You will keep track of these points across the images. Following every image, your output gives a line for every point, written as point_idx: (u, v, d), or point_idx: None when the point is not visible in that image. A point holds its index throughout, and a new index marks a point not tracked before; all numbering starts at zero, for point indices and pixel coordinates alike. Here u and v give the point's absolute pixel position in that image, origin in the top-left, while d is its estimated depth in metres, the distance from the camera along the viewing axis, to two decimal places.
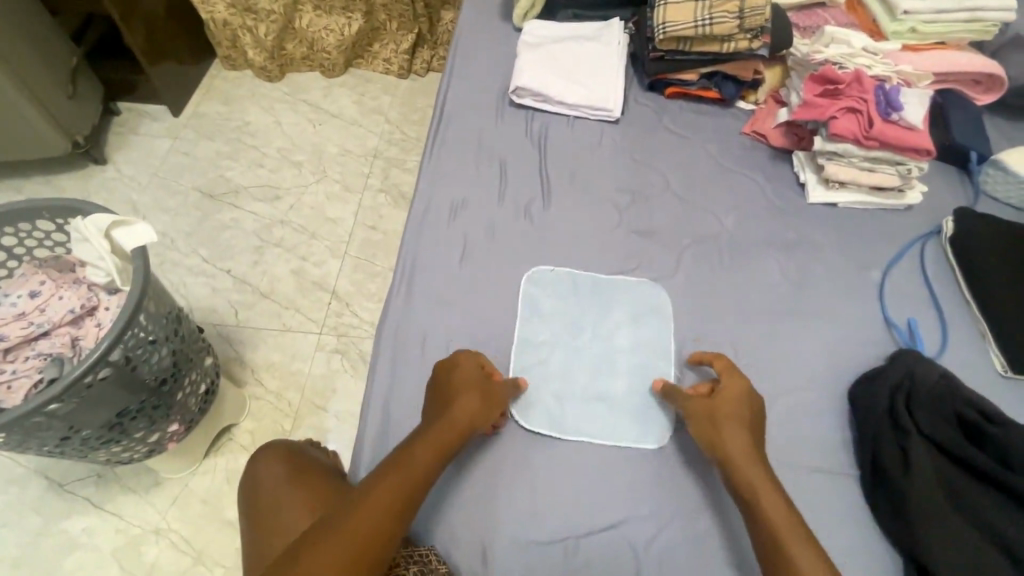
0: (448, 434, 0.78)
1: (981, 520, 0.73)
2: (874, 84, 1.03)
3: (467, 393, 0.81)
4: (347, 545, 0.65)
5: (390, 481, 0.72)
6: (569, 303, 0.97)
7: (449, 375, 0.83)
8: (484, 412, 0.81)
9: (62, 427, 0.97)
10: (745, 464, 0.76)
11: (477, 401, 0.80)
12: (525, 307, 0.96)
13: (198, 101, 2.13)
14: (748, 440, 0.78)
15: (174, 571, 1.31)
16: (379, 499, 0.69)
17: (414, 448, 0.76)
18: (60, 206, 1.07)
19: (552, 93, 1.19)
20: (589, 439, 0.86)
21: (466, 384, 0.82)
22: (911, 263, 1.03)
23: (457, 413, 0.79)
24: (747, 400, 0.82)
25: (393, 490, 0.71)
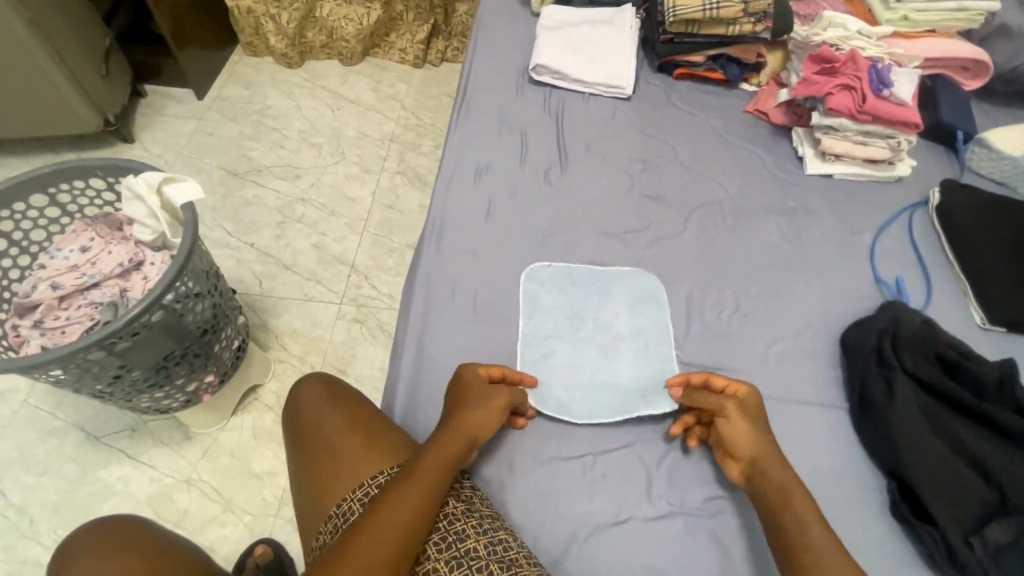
0: (460, 441, 0.78)
1: (959, 443, 0.81)
2: (868, 63, 1.12)
3: (472, 404, 0.82)
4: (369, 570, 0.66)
5: (403, 489, 0.72)
6: (571, 294, 1.02)
7: (453, 392, 0.84)
8: (494, 420, 0.83)
9: (115, 366, 1.06)
10: (772, 465, 0.76)
11: (482, 413, 0.81)
12: (527, 304, 1.00)
13: (222, 84, 2.22)
14: (770, 446, 0.78)
15: (205, 517, 1.39)
16: (392, 511, 0.70)
17: (424, 456, 0.76)
18: (113, 165, 1.15)
19: (569, 71, 1.28)
20: (594, 404, 0.91)
21: (469, 396, 0.82)
22: (900, 229, 1.12)
23: (464, 425, 0.80)
24: (760, 408, 0.83)
25: (407, 498, 0.71)
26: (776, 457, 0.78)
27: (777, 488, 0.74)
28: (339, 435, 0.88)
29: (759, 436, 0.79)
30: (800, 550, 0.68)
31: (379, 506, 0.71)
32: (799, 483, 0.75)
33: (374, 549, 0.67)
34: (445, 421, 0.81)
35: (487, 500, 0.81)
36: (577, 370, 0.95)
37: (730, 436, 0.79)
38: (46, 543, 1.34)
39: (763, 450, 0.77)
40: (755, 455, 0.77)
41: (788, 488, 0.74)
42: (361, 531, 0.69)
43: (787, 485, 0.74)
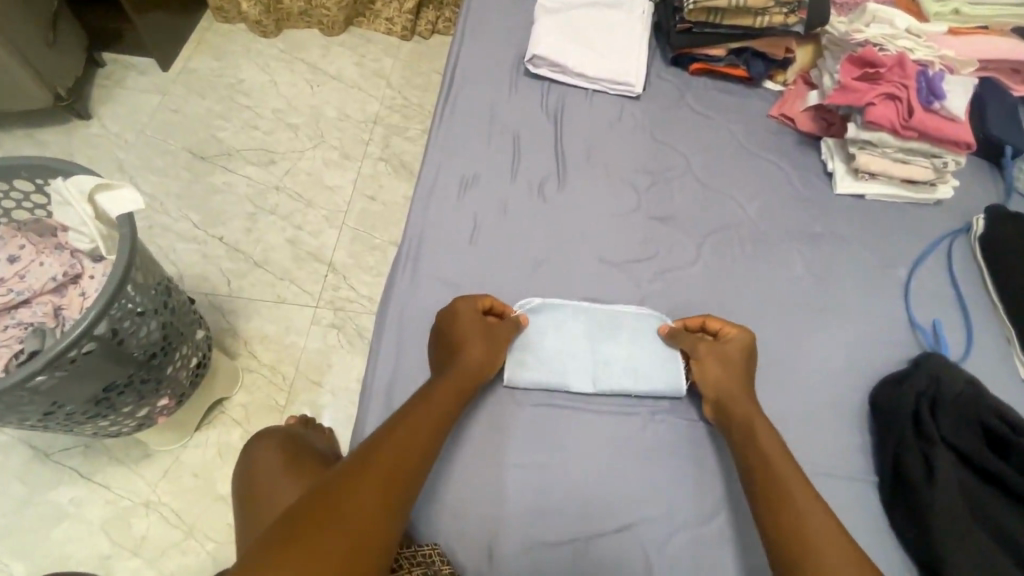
0: (457, 384, 0.78)
1: (1002, 533, 0.71)
2: (917, 69, 0.96)
3: (468, 342, 0.82)
4: (370, 491, 0.66)
5: (405, 425, 0.73)
6: (572, 342, 0.88)
7: (449, 327, 0.84)
8: (491, 357, 0.83)
9: (45, 402, 0.93)
10: (736, 399, 0.79)
11: (482, 351, 0.82)
12: (522, 355, 0.86)
13: (189, 54, 2.00)
14: (742, 384, 0.81)
15: (165, 544, 1.28)
16: (397, 445, 0.71)
17: (426, 397, 0.77)
18: (39, 165, 0.99)
19: (570, 64, 1.12)
20: (592, 475, 0.79)
21: (468, 333, 0.82)
22: (939, 262, 0.99)
23: (467, 364, 0.80)
24: (747, 353, 0.84)
25: (409, 435, 0.72)
26: (749, 398, 0.80)
27: (761, 452, 0.74)
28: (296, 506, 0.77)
29: (732, 375, 0.81)
30: (774, 493, 0.70)
31: (381, 439, 0.71)
32: (768, 425, 0.77)
33: (376, 477, 0.67)
34: (446, 358, 0.82)
35: None
36: (569, 430, 0.82)
37: (698, 372, 0.84)
38: None
39: (731, 389, 0.80)
40: (729, 396, 0.80)
41: (771, 455, 0.73)
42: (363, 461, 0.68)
43: (756, 421, 0.77)
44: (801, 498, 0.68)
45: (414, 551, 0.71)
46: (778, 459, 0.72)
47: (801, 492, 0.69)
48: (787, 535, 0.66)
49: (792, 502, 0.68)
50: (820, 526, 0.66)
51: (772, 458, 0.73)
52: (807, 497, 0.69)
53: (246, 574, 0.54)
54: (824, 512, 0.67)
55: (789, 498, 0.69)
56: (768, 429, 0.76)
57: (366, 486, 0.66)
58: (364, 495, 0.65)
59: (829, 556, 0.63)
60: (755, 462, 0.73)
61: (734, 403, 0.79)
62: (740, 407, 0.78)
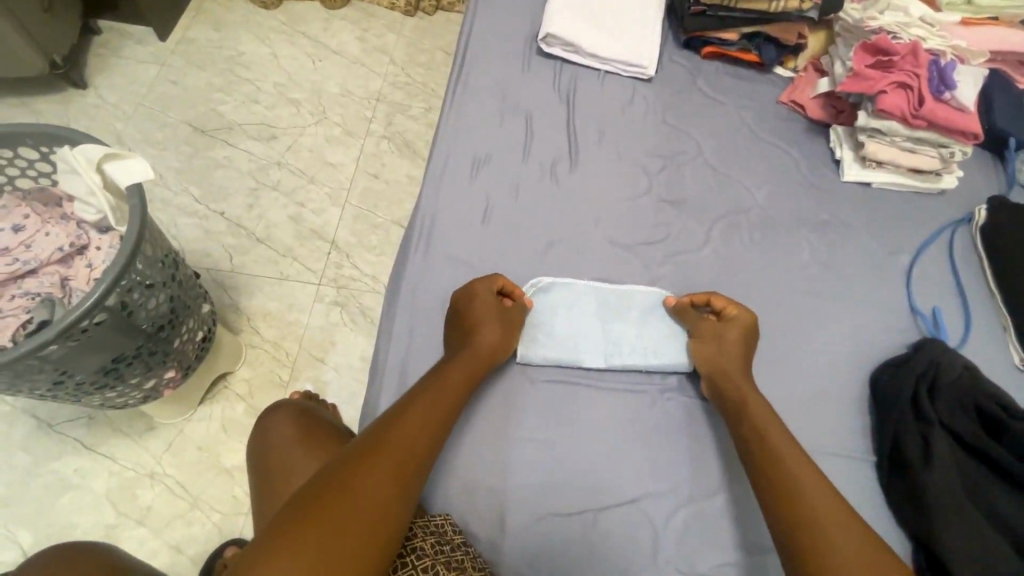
0: (472, 366, 0.79)
1: (993, 511, 0.75)
2: (929, 58, 0.97)
3: (481, 325, 0.82)
4: (388, 465, 0.67)
5: (419, 405, 0.74)
6: (580, 322, 0.89)
7: (462, 308, 0.85)
8: (504, 340, 0.83)
9: (54, 371, 0.93)
10: (730, 378, 0.81)
11: (496, 334, 0.83)
12: (532, 334, 0.87)
13: (188, 24, 1.96)
14: (739, 364, 0.82)
15: (170, 515, 1.30)
16: (410, 425, 0.71)
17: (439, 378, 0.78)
18: (44, 132, 0.98)
19: (584, 44, 1.11)
20: (602, 452, 0.81)
21: (482, 316, 0.83)
22: (941, 251, 1.01)
23: (481, 347, 0.81)
24: (747, 333, 0.85)
25: (422, 415, 0.73)
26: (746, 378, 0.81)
27: (756, 428, 0.76)
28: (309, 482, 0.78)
29: (731, 354, 0.83)
30: (779, 479, 0.70)
31: (394, 419, 0.72)
32: (766, 406, 0.78)
33: (388, 459, 0.67)
34: (459, 340, 0.83)
35: (480, 561, 0.72)
36: (578, 408, 0.84)
37: (693, 351, 0.86)
38: None
39: (727, 367, 0.82)
40: (726, 372, 0.81)
41: (766, 428, 0.75)
42: (375, 441, 0.69)
43: (749, 400, 0.78)
44: (807, 482, 0.69)
45: (429, 521, 0.73)
46: (780, 444, 0.73)
47: (806, 477, 0.70)
48: (799, 524, 0.66)
49: (789, 472, 0.70)
50: (817, 497, 0.68)
51: (766, 429, 0.75)
52: (813, 482, 0.69)
53: (269, 548, 0.56)
54: (833, 498, 0.68)
55: (794, 483, 0.69)
56: (762, 410, 0.77)
57: (380, 466, 0.66)
58: (377, 476, 0.65)
59: (829, 524, 0.65)
60: (755, 447, 0.74)
61: (733, 384, 0.80)
62: (738, 388, 0.80)
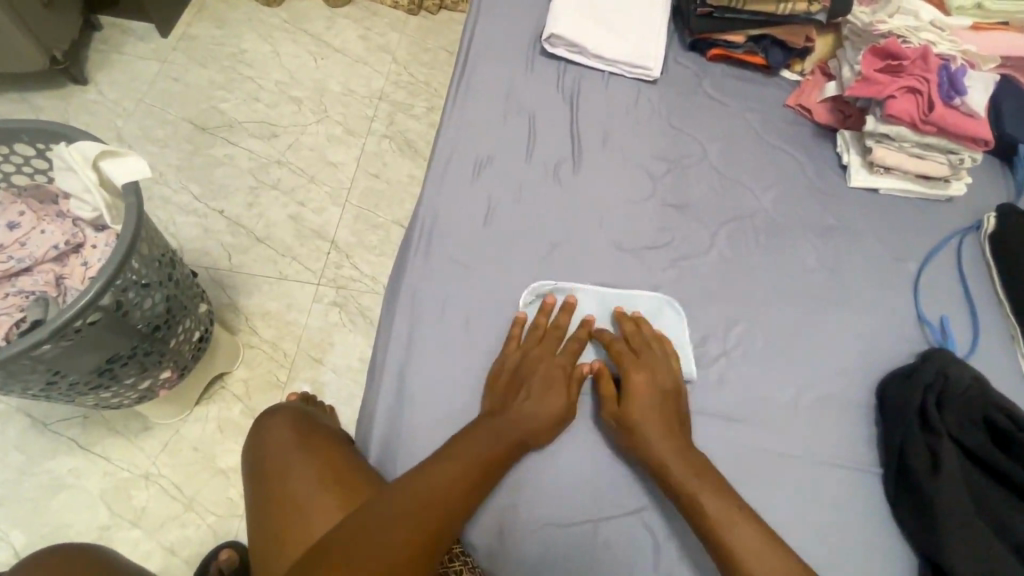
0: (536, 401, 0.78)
1: (1002, 526, 0.73)
2: (939, 63, 0.95)
3: (540, 383, 0.80)
4: (422, 510, 0.69)
5: (456, 455, 0.73)
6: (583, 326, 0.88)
7: (517, 357, 0.83)
8: (560, 377, 0.81)
9: (46, 371, 0.91)
10: (636, 425, 0.77)
11: (560, 400, 0.79)
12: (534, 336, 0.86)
13: (189, 21, 1.94)
14: (647, 407, 0.78)
15: (164, 517, 1.28)
16: (455, 462, 0.73)
17: (484, 430, 0.76)
18: (40, 129, 0.96)
19: (588, 45, 1.10)
20: (605, 461, 0.79)
21: (544, 376, 0.80)
22: (949, 259, 1.00)
23: (533, 408, 0.78)
24: (659, 382, 0.81)
25: (461, 470, 0.72)
26: (670, 433, 0.77)
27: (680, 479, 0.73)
28: (310, 488, 0.76)
29: (642, 397, 0.79)
30: (715, 539, 0.69)
31: (431, 468, 0.72)
32: (687, 457, 0.75)
33: (419, 515, 0.68)
34: (509, 391, 0.80)
35: None
36: (579, 414, 0.82)
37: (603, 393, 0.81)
38: None
39: (637, 413, 0.77)
40: (632, 422, 0.77)
41: (686, 475, 0.73)
42: (409, 489, 0.70)
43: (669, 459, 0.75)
44: (738, 526, 0.69)
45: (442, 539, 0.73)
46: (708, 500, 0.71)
47: (750, 535, 0.69)
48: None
49: (720, 523, 0.70)
50: (749, 544, 0.68)
51: (687, 479, 0.73)
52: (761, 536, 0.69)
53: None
54: (781, 554, 0.68)
55: (721, 526, 0.69)
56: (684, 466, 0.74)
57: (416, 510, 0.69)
58: (405, 529, 0.67)
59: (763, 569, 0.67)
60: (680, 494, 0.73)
61: (642, 432, 0.76)
62: (648, 434, 0.76)
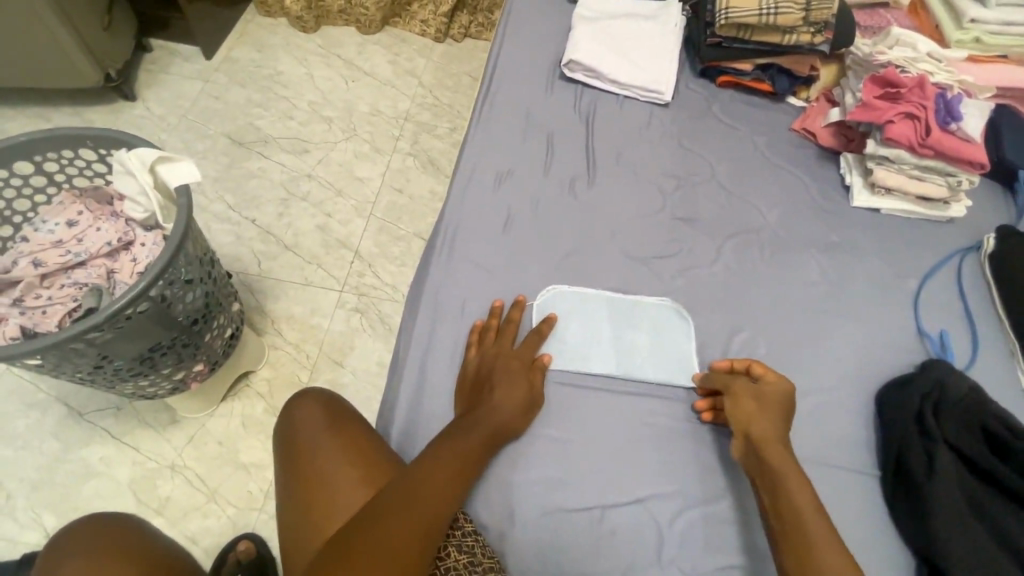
0: (515, 397, 0.82)
1: (999, 529, 0.75)
2: (936, 91, 1.01)
3: (504, 376, 0.84)
4: (430, 493, 0.72)
5: (444, 452, 0.76)
6: (593, 330, 0.93)
7: (480, 355, 0.88)
8: (518, 378, 0.84)
9: (95, 355, 0.99)
10: (771, 442, 0.78)
11: (520, 387, 0.84)
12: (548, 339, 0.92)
13: (231, 45, 2.09)
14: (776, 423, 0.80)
15: (187, 507, 1.34)
16: (456, 449, 0.76)
17: (466, 428, 0.78)
18: (104, 136, 1.06)
19: (605, 70, 1.18)
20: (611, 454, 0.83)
21: (505, 373, 0.84)
22: (950, 277, 1.03)
23: (499, 400, 0.81)
24: (788, 401, 0.82)
25: (445, 471, 0.74)
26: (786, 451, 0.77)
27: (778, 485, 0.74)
28: (337, 468, 0.83)
29: (769, 414, 0.80)
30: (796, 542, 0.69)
31: (428, 458, 0.75)
32: (796, 466, 0.76)
33: (409, 513, 0.69)
34: (476, 391, 0.84)
35: (489, 551, 0.75)
36: (589, 407, 0.87)
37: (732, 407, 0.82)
38: (23, 522, 1.30)
39: (763, 426, 0.79)
40: (756, 436, 0.78)
41: (783, 474, 0.74)
42: (401, 485, 0.72)
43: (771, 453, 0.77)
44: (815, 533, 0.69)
45: None
46: (802, 499, 0.72)
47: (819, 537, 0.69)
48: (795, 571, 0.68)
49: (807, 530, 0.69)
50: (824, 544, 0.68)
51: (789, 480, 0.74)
52: (818, 535, 0.69)
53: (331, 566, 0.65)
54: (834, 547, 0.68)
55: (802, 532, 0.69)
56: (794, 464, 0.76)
57: (426, 495, 0.71)
58: (398, 525, 0.68)
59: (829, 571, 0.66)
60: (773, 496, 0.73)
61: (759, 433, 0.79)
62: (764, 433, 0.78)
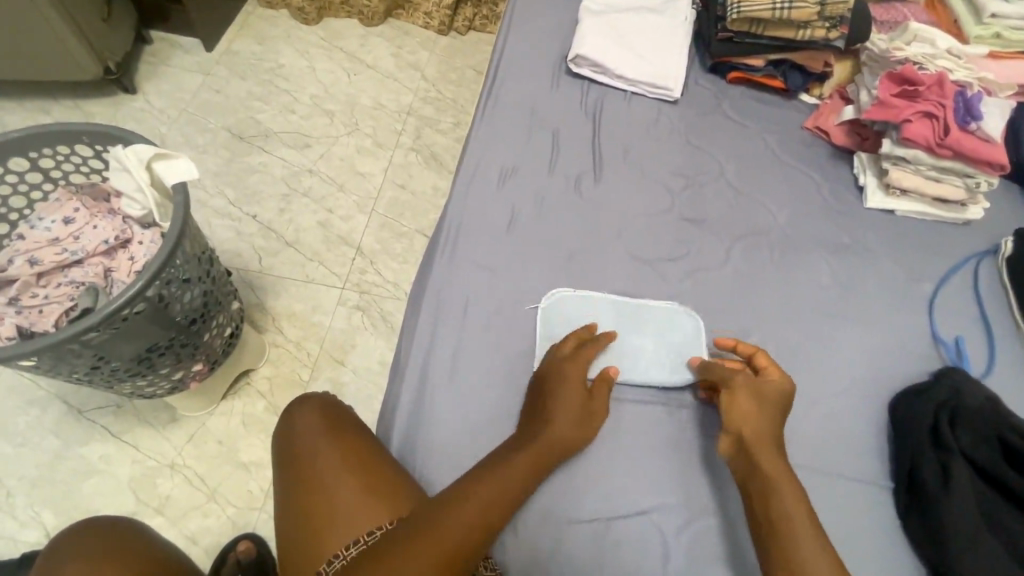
0: (579, 415, 0.80)
1: (1015, 544, 0.73)
2: (955, 89, 0.98)
3: (567, 389, 0.82)
4: (482, 510, 0.70)
5: (504, 467, 0.74)
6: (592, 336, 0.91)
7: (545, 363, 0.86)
8: (584, 395, 0.82)
9: (92, 356, 0.97)
10: (762, 441, 0.76)
11: (577, 401, 0.81)
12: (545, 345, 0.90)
13: (232, 37, 2.06)
14: (772, 422, 0.78)
15: (187, 506, 1.33)
16: (516, 468, 0.75)
17: (522, 445, 0.77)
18: (100, 132, 1.04)
19: (612, 66, 1.15)
20: (616, 462, 0.81)
21: (571, 387, 0.82)
22: (966, 281, 1.01)
23: (558, 418, 0.79)
24: (786, 399, 0.81)
25: (496, 490, 0.72)
26: (777, 451, 0.76)
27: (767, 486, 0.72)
28: (335, 475, 0.81)
29: (765, 412, 0.78)
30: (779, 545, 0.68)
31: (486, 472, 0.74)
32: (787, 469, 0.74)
33: (451, 530, 0.68)
34: (540, 399, 0.82)
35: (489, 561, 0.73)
36: None
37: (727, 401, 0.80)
38: (23, 520, 1.29)
39: (759, 423, 0.77)
40: (747, 433, 0.76)
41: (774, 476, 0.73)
42: (458, 497, 0.71)
43: (757, 449, 0.75)
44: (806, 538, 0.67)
45: None
46: (789, 501, 0.70)
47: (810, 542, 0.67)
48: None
49: (795, 534, 0.68)
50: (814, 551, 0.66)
51: (779, 483, 0.72)
52: (811, 541, 0.67)
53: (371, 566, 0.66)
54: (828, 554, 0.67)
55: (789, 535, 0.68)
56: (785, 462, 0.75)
57: (479, 510, 0.70)
58: (427, 559, 0.66)
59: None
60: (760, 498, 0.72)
61: (752, 431, 0.77)
62: (757, 431, 0.77)
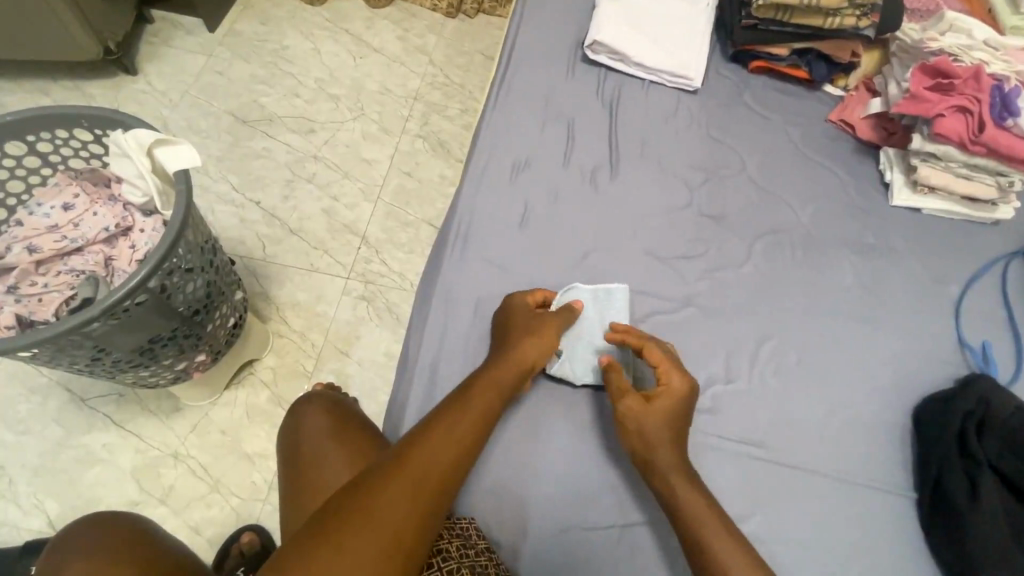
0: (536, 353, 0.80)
1: None
2: (993, 82, 0.93)
3: (525, 331, 0.81)
4: (451, 441, 0.69)
5: (468, 403, 0.73)
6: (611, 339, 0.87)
7: (503, 321, 0.84)
8: (543, 339, 0.82)
9: (91, 347, 0.95)
10: (664, 459, 0.73)
11: (538, 343, 0.81)
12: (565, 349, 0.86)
13: (235, 18, 2.00)
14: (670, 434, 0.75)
15: (190, 496, 1.32)
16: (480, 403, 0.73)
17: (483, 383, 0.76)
18: (99, 115, 1.00)
19: (631, 53, 1.10)
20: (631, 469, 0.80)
21: (528, 329, 0.82)
22: (995, 284, 0.97)
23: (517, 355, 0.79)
24: (683, 400, 0.78)
25: (463, 425, 0.71)
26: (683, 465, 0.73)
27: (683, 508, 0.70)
28: (342, 477, 0.79)
29: (661, 425, 0.75)
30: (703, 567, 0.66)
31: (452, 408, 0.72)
32: (696, 483, 0.72)
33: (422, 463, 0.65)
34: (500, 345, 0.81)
35: (502, 567, 0.72)
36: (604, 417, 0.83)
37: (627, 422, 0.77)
38: (26, 507, 1.28)
39: (656, 442, 0.74)
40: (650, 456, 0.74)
41: (685, 500, 0.71)
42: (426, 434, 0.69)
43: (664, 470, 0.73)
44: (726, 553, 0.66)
45: (454, 522, 0.73)
46: (709, 525, 0.68)
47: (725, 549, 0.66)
48: None
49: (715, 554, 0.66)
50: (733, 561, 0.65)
51: (694, 508, 0.70)
52: (727, 550, 0.66)
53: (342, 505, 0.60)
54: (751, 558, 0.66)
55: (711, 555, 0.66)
56: (671, 462, 0.73)
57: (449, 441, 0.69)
58: (400, 490, 0.62)
59: None
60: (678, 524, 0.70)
61: (654, 451, 0.74)
62: (659, 450, 0.74)
